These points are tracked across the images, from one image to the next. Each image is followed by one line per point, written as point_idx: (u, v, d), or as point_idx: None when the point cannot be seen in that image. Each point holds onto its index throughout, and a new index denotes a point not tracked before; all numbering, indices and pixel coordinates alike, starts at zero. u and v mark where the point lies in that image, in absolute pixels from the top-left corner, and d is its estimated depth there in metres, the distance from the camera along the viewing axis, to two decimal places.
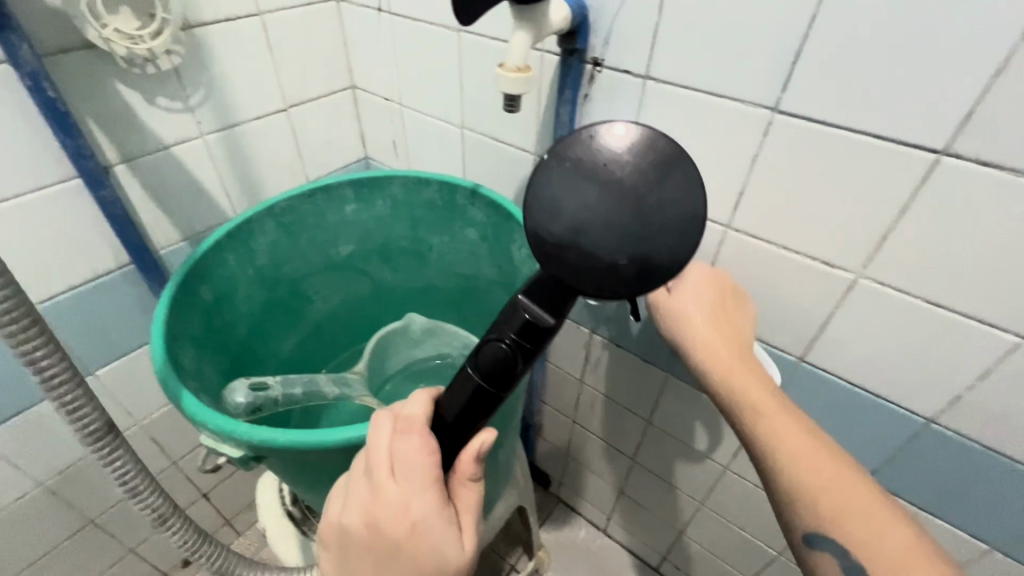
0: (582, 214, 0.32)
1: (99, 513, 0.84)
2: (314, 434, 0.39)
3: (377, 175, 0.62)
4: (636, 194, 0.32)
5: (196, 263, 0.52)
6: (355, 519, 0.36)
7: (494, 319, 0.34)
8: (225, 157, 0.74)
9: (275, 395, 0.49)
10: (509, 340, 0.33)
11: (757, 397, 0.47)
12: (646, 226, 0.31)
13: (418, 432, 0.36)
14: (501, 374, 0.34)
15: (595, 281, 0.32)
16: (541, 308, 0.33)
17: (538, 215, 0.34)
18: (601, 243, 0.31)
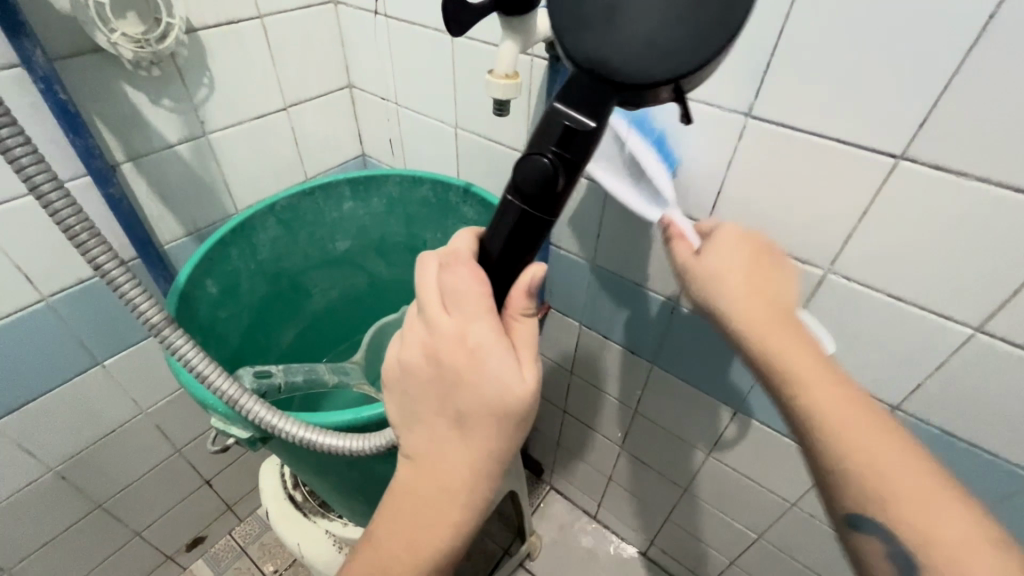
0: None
1: (107, 497, 0.87)
2: (316, 416, 0.46)
3: (373, 174, 0.64)
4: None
5: (203, 260, 0.55)
6: (414, 357, 0.39)
7: (534, 137, 0.36)
8: (226, 155, 0.77)
9: (277, 382, 0.53)
10: (550, 154, 0.36)
11: (807, 386, 0.40)
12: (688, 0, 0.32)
13: (465, 264, 0.39)
14: (545, 193, 0.36)
15: (627, 60, 0.33)
16: (582, 109, 0.35)
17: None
18: (642, 16, 0.32)
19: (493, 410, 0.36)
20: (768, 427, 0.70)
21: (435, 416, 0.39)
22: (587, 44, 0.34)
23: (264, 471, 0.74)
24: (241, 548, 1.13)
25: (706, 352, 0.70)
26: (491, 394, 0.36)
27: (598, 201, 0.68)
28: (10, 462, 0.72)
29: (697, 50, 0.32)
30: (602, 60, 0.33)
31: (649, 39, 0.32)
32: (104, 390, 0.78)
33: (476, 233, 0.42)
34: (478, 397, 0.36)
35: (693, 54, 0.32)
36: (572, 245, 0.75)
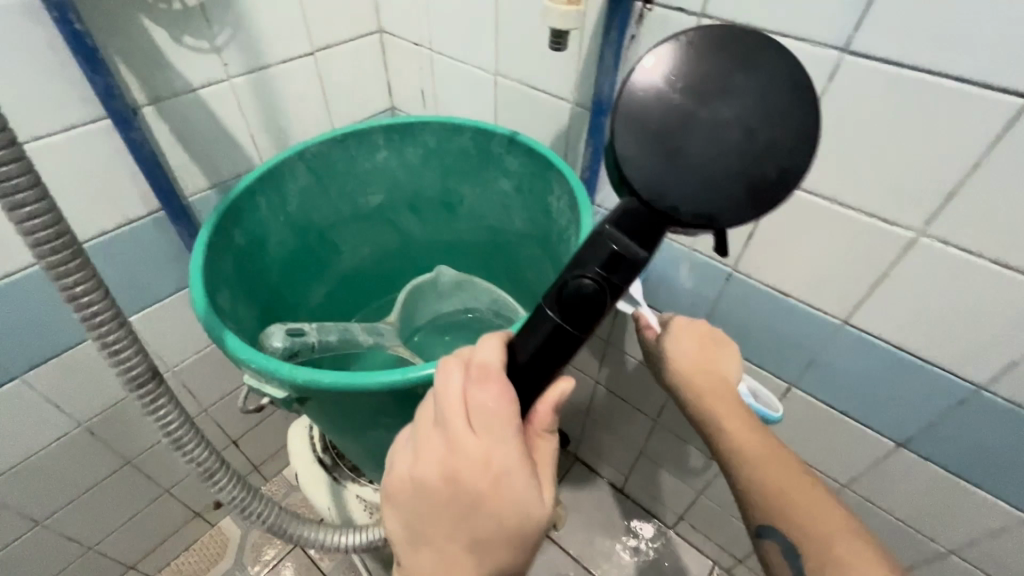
0: (690, 121, 0.34)
1: (137, 454, 0.87)
2: (358, 374, 0.37)
3: (409, 122, 0.59)
4: (740, 119, 0.34)
5: (230, 206, 0.50)
6: (429, 475, 0.33)
7: (579, 254, 0.34)
8: (252, 102, 0.72)
9: (311, 341, 0.49)
10: (595, 275, 0.33)
11: (745, 458, 0.51)
12: (746, 150, 0.34)
13: (495, 382, 0.33)
14: (586, 313, 0.33)
15: (684, 198, 0.34)
16: (629, 239, 0.33)
17: (645, 112, 0.35)
18: (708, 164, 0.34)
19: (510, 544, 0.33)
20: (824, 404, 0.66)
21: (443, 542, 0.34)
22: (646, 172, 0.34)
23: (292, 432, 0.72)
24: None
25: (761, 324, 0.65)
26: (514, 528, 0.32)
27: None
28: (40, 417, 0.72)
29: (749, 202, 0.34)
30: (662, 192, 0.34)
31: (710, 185, 0.34)
32: None
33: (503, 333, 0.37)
34: (499, 529, 0.32)
35: (745, 205, 0.34)
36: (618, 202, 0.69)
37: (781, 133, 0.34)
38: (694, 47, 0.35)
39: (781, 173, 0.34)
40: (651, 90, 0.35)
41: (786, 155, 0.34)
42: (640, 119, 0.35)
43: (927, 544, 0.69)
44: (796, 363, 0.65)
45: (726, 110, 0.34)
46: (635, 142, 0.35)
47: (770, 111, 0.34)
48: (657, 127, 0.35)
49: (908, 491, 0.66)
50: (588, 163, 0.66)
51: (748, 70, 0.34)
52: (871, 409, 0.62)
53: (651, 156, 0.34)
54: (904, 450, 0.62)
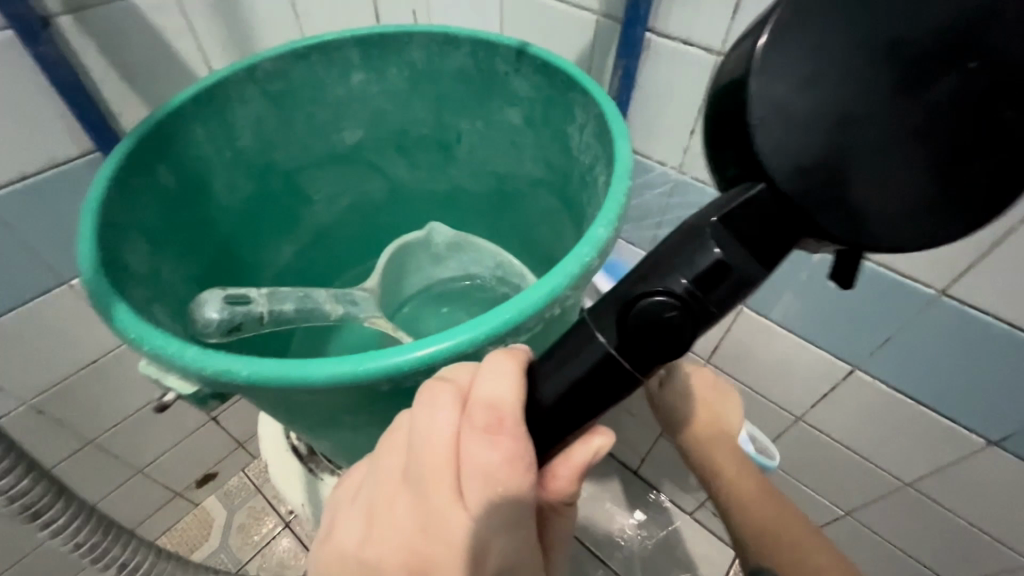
0: (874, 62, 0.20)
1: (99, 433, 0.78)
2: (290, 364, 0.25)
3: (391, 31, 0.46)
4: (958, 75, 0.20)
5: (150, 134, 0.38)
6: (389, 562, 0.25)
7: (657, 252, 0.22)
8: (204, 18, 0.58)
9: (258, 311, 0.38)
10: (680, 290, 0.21)
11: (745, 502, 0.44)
12: (948, 134, 0.20)
13: (508, 442, 0.23)
14: (658, 351, 0.22)
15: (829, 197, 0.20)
16: (745, 240, 0.21)
17: (796, 39, 0.21)
18: (894, 150, 0.20)
19: None
20: (895, 392, 0.55)
21: None
22: (786, 145, 0.20)
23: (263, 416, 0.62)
24: (255, 487, 1.06)
25: (824, 297, 0.53)
26: None
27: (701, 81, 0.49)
28: None
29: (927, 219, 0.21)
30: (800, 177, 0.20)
31: (885, 188, 0.20)
32: (77, 317, 0.66)
33: (525, 355, 0.25)
34: None
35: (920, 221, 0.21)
36: (655, 144, 0.56)
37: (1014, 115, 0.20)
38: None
39: (994, 183, 0.20)
40: (814, 5, 0.21)
41: (1011, 151, 0.20)
42: (786, 54, 0.21)
43: (1005, 555, 0.59)
44: (864, 344, 0.53)
45: (936, 62, 0.20)
46: (768, 87, 0.21)
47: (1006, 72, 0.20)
48: (816, 65, 0.21)
49: (992, 496, 0.55)
50: (616, 92, 0.53)
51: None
52: (958, 400, 0.51)
53: (795, 122, 0.20)
54: (994, 449, 0.51)
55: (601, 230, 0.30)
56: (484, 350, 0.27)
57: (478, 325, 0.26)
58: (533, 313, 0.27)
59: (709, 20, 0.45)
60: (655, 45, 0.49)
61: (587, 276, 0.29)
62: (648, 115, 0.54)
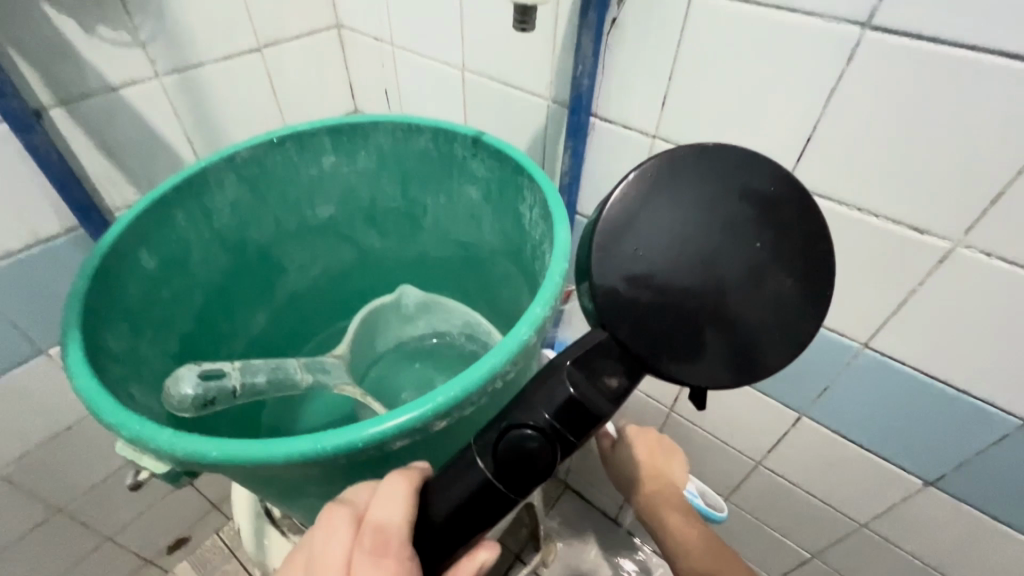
0: (686, 245, 0.30)
1: (69, 502, 0.77)
2: (256, 444, 0.28)
3: (360, 121, 0.51)
4: (749, 248, 0.30)
5: (134, 223, 0.42)
6: None
7: (523, 390, 0.29)
8: (186, 104, 0.63)
9: (232, 385, 0.40)
10: (542, 422, 0.28)
11: (676, 532, 0.52)
12: (745, 287, 0.29)
13: (392, 559, 0.29)
14: (527, 472, 0.29)
15: (662, 333, 0.29)
16: (594, 379, 0.29)
17: (640, 217, 0.31)
18: (701, 309, 0.29)
19: None
20: (838, 436, 0.58)
21: None
22: (623, 305, 0.30)
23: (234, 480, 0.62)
24: (228, 550, 1.03)
25: None
26: None
27: (640, 158, 0.54)
28: None
29: (734, 347, 0.29)
30: (638, 321, 0.29)
31: (696, 336, 0.29)
32: (52, 384, 0.67)
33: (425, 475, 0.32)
34: None
35: (730, 348, 0.29)
36: None
37: (788, 274, 0.30)
38: (698, 165, 0.31)
39: (773, 329, 0.30)
40: (643, 210, 0.31)
41: (788, 298, 0.30)
42: (625, 240, 0.31)
43: None
44: (807, 391, 0.57)
45: (721, 247, 0.30)
46: (620, 249, 0.31)
47: (780, 246, 0.30)
48: (643, 246, 0.30)
49: (938, 536, 0.57)
50: (567, 167, 0.57)
51: (759, 195, 0.31)
52: (893, 443, 0.54)
53: (630, 287, 0.30)
54: (932, 489, 0.54)
55: (538, 310, 0.33)
56: (429, 425, 0.29)
57: (422, 405, 0.29)
58: (475, 389, 0.30)
59: (643, 108, 0.51)
60: (599, 126, 0.56)
61: (525, 351, 0.32)
62: (598, 185, 0.60)
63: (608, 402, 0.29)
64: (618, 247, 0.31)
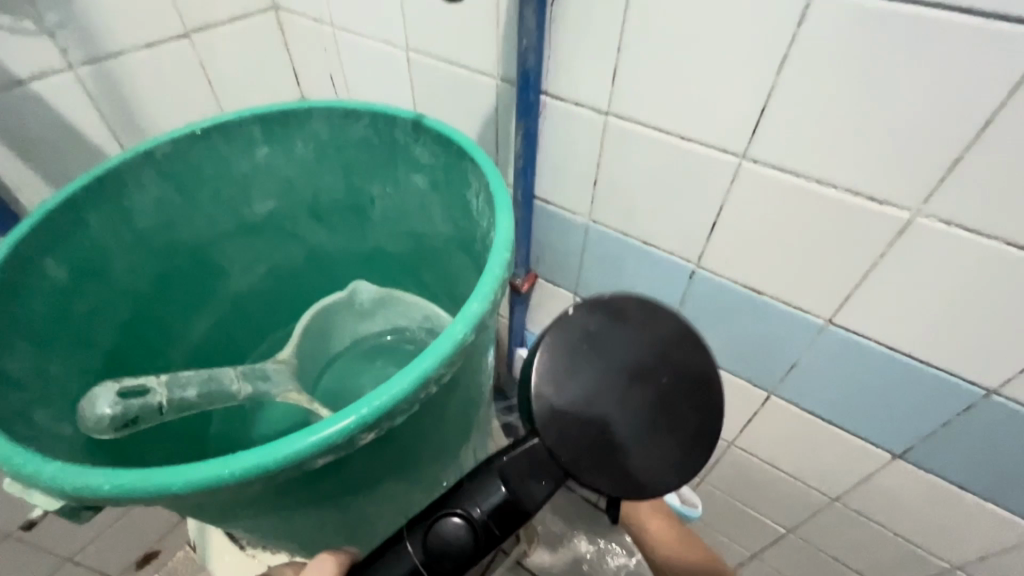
0: (609, 367, 0.34)
1: (18, 526, 0.73)
2: (154, 473, 0.25)
3: (291, 108, 0.48)
4: (661, 375, 0.34)
5: (34, 229, 0.38)
6: None
7: (461, 485, 0.33)
8: (110, 97, 0.58)
9: (157, 401, 0.37)
10: (474, 517, 0.32)
11: None
12: (656, 415, 0.33)
13: None
14: (448, 564, 0.32)
15: (580, 444, 0.32)
16: (523, 481, 0.32)
17: (572, 340, 0.35)
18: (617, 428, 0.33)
19: None
20: (809, 413, 0.57)
21: None
22: (551, 414, 0.33)
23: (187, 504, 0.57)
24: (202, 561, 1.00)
25: (734, 327, 0.56)
26: None
27: (594, 136, 0.52)
28: None
29: (642, 469, 0.32)
30: (561, 432, 0.33)
31: (611, 453, 0.32)
32: None
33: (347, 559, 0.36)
34: None
35: (638, 470, 0.32)
36: (564, 194, 0.58)
37: (694, 406, 0.34)
38: (626, 303, 0.37)
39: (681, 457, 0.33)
40: (578, 331, 0.36)
41: (694, 431, 0.34)
42: (560, 353, 0.35)
43: (929, 561, 0.60)
44: (774, 369, 0.56)
45: (638, 374, 0.34)
46: (553, 364, 0.34)
47: (688, 377, 0.35)
48: (575, 361, 0.34)
49: (907, 506, 0.57)
50: (520, 149, 0.54)
51: (673, 333, 0.36)
52: (861, 418, 0.54)
53: (558, 398, 0.33)
54: (900, 462, 0.54)
55: (475, 306, 0.31)
56: (352, 440, 0.27)
57: (343, 418, 0.26)
58: (403, 397, 0.27)
59: (593, 83, 0.49)
60: (549, 105, 0.53)
61: (461, 351, 0.30)
62: (553, 169, 0.57)
63: (533, 503, 0.32)
64: (554, 360, 0.35)
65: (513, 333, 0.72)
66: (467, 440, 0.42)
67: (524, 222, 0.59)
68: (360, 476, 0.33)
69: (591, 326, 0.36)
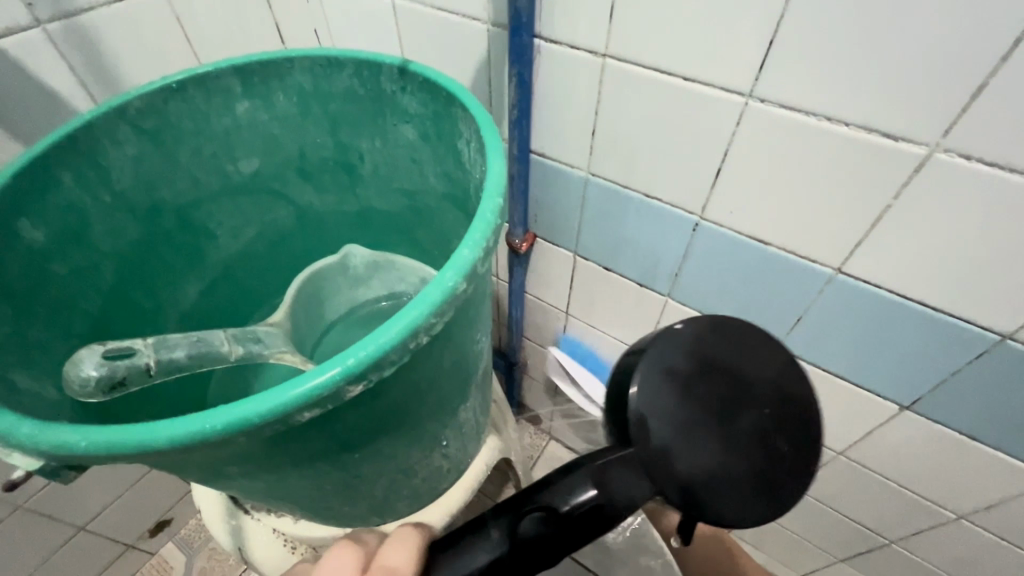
0: (712, 391, 0.32)
1: (29, 498, 0.74)
2: (133, 429, 0.24)
3: (270, 58, 0.45)
4: (763, 408, 0.32)
5: (5, 187, 0.36)
6: None
7: (550, 479, 0.31)
8: (84, 55, 0.56)
9: (144, 363, 0.36)
10: (562, 512, 0.29)
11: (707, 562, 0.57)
12: (756, 449, 0.31)
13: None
14: (532, 554, 0.30)
15: (673, 466, 0.30)
16: (618, 484, 0.30)
17: (672, 356, 0.33)
18: (715, 457, 0.31)
19: None
20: (816, 366, 0.56)
21: None
22: (646, 429, 0.31)
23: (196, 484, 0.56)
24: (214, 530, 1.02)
25: (740, 280, 0.54)
26: None
27: (591, 82, 0.49)
28: None
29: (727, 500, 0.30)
30: (655, 452, 0.30)
31: (705, 482, 0.30)
32: None
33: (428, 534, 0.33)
34: None
35: (727, 502, 0.30)
36: (562, 147, 0.56)
37: (791, 444, 0.32)
38: (733, 324, 0.34)
39: (773, 494, 0.31)
40: (679, 346, 0.33)
41: (792, 470, 0.32)
42: (660, 366, 0.32)
43: (934, 512, 0.60)
44: (780, 322, 0.55)
45: (740, 401, 0.32)
46: (651, 378, 0.32)
47: (789, 412, 0.33)
48: (676, 378, 0.32)
49: (914, 457, 0.57)
50: (514, 98, 0.52)
51: (778, 364, 0.34)
52: (870, 369, 0.52)
53: (655, 415, 0.31)
54: (908, 413, 0.53)
55: (466, 253, 0.29)
56: (340, 393, 0.26)
57: (330, 369, 0.25)
58: (393, 346, 0.26)
59: (589, 23, 0.46)
60: (543, 49, 0.50)
61: (453, 300, 0.28)
62: (550, 120, 0.55)
63: (626, 506, 0.30)
64: (655, 373, 0.32)
65: (514, 295, 0.71)
66: (465, 399, 0.41)
67: (521, 176, 0.57)
68: (354, 431, 0.32)
69: (693, 345, 0.33)
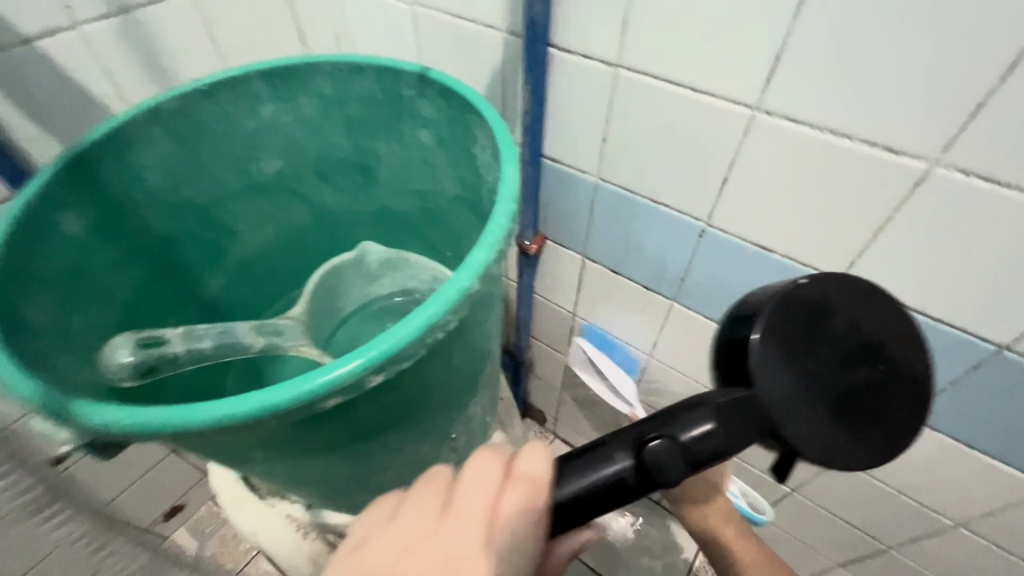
0: (834, 347, 0.33)
1: None
2: (171, 411, 0.26)
3: (295, 63, 0.47)
4: (876, 367, 0.34)
5: (47, 183, 0.39)
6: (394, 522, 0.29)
7: (674, 411, 0.30)
8: (116, 56, 0.58)
9: (173, 352, 0.39)
10: (685, 441, 0.29)
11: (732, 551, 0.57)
12: (864, 405, 0.33)
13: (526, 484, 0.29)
14: (660, 479, 0.29)
15: (795, 410, 0.31)
16: (737, 418, 0.30)
17: (798, 310, 0.33)
18: (828, 408, 0.32)
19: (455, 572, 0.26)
20: None
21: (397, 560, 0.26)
22: (770, 375, 0.32)
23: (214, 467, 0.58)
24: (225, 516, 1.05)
25: (743, 286, 0.55)
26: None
27: (603, 90, 0.51)
28: None
29: (825, 449, 0.32)
30: (782, 396, 0.31)
31: (821, 430, 0.32)
32: None
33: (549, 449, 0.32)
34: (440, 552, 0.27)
35: (835, 451, 0.32)
36: (574, 153, 0.57)
37: (895, 400, 0.34)
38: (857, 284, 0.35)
39: (871, 448, 0.33)
40: (806, 299, 0.34)
41: (891, 427, 0.34)
42: (787, 317, 0.33)
43: (932, 518, 0.61)
44: None
45: (856, 358, 0.33)
46: (779, 329, 0.33)
47: (897, 371, 0.34)
48: (799, 332, 0.33)
49: (913, 464, 0.58)
50: (528, 104, 0.53)
51: (892, 329, 0.35)
52: None
53: (778, 363, 0.32)
54: None
55: (480, 255, 0.31)
56: (360, 383, 0.27)
57: (352, 361, 0.27)
58: (411, 341, 0.28)
59: (603, 34, 0.47)
60: (558, 58, 0.51)
61: (467, 299, 0.30)
62: (562, 126, 0.56)
63: (742, 441, 0.30)
64: (781, 323, 0.33)
65: (523, 295, 0.73)
66: (475, 394, 0.43)
67: (532, 180, 0.59)
68: (371, 421, 0.34)
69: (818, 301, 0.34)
